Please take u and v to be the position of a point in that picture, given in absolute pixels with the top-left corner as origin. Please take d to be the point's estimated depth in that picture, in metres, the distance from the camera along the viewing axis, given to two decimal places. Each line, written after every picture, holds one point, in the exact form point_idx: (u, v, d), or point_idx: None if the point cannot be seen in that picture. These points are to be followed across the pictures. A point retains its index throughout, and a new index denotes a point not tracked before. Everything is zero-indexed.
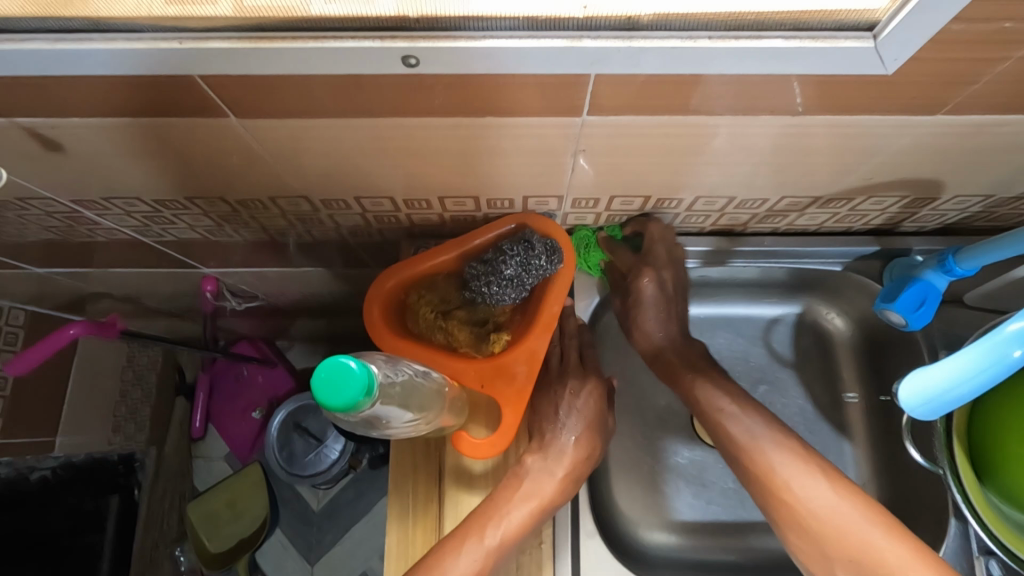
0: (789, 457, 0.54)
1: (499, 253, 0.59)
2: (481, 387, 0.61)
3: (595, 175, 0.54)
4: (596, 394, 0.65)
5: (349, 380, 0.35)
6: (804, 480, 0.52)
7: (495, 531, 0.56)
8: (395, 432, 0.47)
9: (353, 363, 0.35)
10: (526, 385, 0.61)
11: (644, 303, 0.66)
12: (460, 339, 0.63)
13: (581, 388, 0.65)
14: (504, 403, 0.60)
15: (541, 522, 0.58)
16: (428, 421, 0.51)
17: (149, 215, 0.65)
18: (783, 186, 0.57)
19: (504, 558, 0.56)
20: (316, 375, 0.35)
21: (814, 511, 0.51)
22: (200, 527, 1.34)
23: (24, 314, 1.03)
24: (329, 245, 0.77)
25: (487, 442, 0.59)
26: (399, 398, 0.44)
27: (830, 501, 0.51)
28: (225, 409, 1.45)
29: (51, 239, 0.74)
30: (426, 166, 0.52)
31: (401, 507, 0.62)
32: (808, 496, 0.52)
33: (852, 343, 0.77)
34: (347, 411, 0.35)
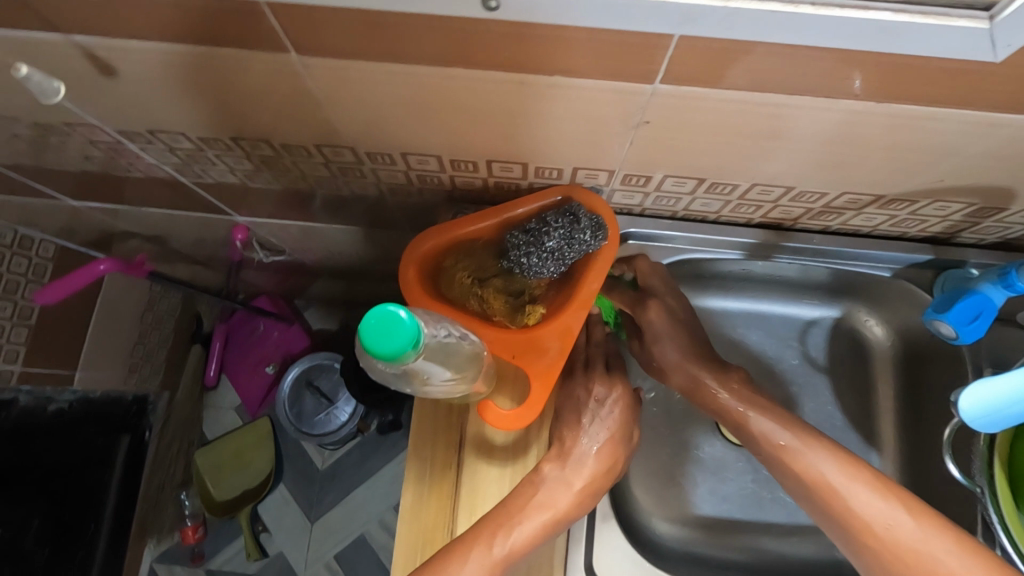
0: (832, 464, 0.54)
1: (543, 224, 0.58)
2: (512, 358, 0.59)
3: (652, 151, 0.52)
4: (624, 410, 0.61)
5: (399, 328, 0.34)
6: (852, 488, 0.52)
7: (502, 541, 0.54)
8: (429, 390, 0.46)
9: (404, 314, 0.34)
10: (558, 360, 0.59)
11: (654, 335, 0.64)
12: (495, 308, 0.61)
13: (607, 395, 0.61)
14: (533, 377, 0.59)
15: (554, 532, 0.57)
16: (459, 387, 0.50)
17: (192, 153, 0.64)
18: (847, 181, 0.54)
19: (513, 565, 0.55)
20: (365, 321, 0.34)
21: (861, 510, 0.51)
22: (207, 473, 1.40)
23: (53, 246, 1.10)
24: (365, 203, 0.76)
25: (512, 415, 0.58)
26: (438, 357, 0.43)
27: (885, 510, 0.51)
28: (239, 362, 1.47)
29: (89, 169, 0.74)
30: (480, 124, 0.50)
31: (417, 498, 0.61)
32: (855, 499, 0.52)
33: (890, 353, 0.74)
34: (393, 360, 0.34)
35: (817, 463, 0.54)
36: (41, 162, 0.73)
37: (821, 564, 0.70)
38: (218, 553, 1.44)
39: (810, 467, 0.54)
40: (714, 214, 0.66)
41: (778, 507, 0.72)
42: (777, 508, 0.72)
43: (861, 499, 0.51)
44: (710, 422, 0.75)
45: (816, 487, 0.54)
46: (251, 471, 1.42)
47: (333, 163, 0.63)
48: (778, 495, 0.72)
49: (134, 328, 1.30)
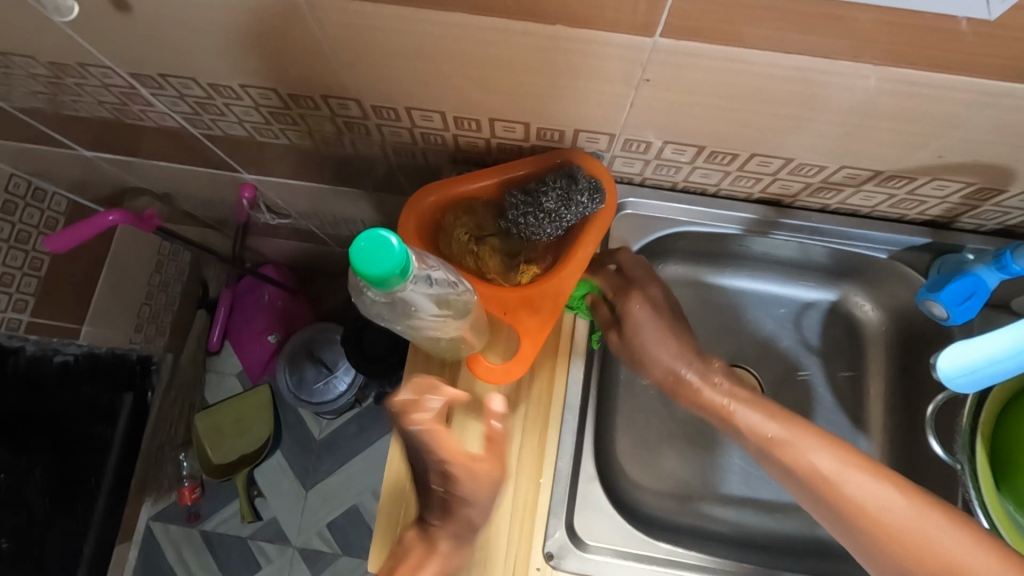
0: (769, 421, 0.57)
1: (542, 185, 0.59)
2: (503, 314, 0.60)
3: (652, 112, 0.52)
4: (469, 504, 0.54)
5: (387, 251, 0.37)
6: (803, 447, 0.54)
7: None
8: (416, 322, 0.48)
9: (395, 240, 0.37)
10: (549, 319, 0.60)
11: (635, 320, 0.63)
12: (490, 266, 0.62)
13: (454, 482, 0.53)
14: (524, 334, 0.60)
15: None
16: (447, 327, 0.51)
17: (201, 101, 0.65)
18: (847, 153, 0.55)
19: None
20: (356, 243, 0.37)
21: (815, 465, 0.52)
22: (206, 437, 1.42)
23: (66, 202, 1.16)
24: (370, 164, 0.77)
25: (503, 369, 0.59)
26: (421, 290, 0.44)
27: (832, 465, 0.52)
28: (243, 329, 1.49)
29: (103, 117, 0.75)
30: (483, 78, 0.51)
31: (398, 473, 0.62)
32: (804, 453, 0.53)
33: (884, 336, 0.75)
34: (378, 281, 0.38)
35: (760, 425, 0.57)
36: (56, 107, 0.75)
37: (805, 542, 0.70)
38: (214, 515, 1.47)
39: (756, 428, 0.57)
40: (713, 187, 0.66)
41: (764, 484, 0.72)
42: (764, 485, 0.73)
43: (811, 453, 0.53)
44: None
45: (758, 436, 0.57)
46: (249, 436, 1.44)
47: (340, 117, 0.64)
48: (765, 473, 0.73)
49: (142, 288, 1.33)
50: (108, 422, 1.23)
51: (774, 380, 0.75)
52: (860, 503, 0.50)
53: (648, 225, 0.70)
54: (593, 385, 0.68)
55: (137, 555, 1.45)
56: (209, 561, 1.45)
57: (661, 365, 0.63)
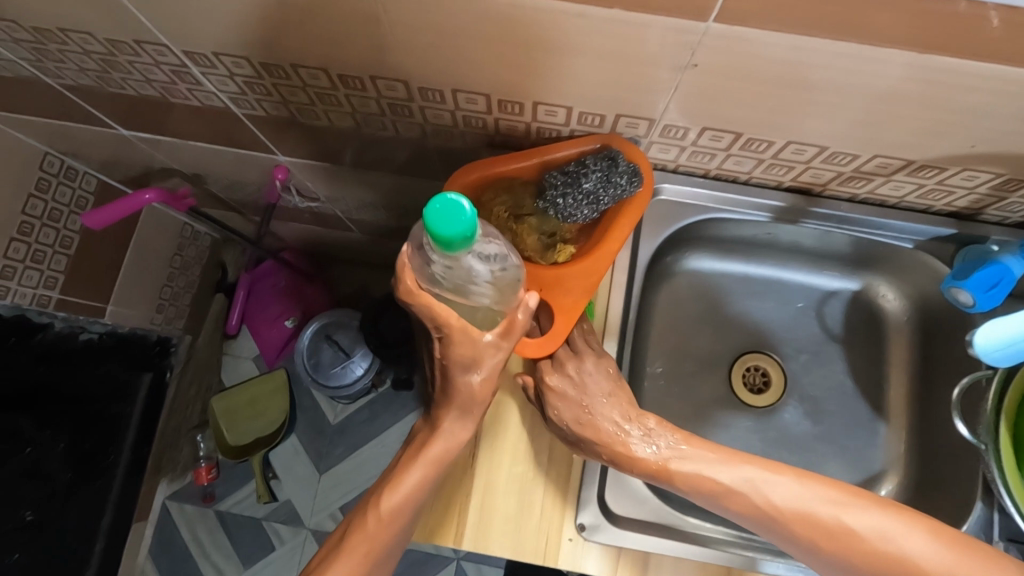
0: (718, 460, 0.56)
1: (581, 166, 0.61)
2: (539, 291, 0.62)
3: (694, 96, 0.54)
4: (468, 371, 0.55)
5: (457, 214, 0.39)
6: (763, 480, 0.53)
7: (389, 505, 0.57)
8: (464, 289, 0.50)
9: (466, 205, 0.39)
10: (581, 299, 0.62)
11: (557, 399, 0.60)
12: (527, 244, 0.65)
13: (452, 343, 0.52)
14: (557, 311, 0.62)
15: (439, 477, 0.59)
16: (492, 299, 0.52)
17: (250, 80, 0.67)
18: (882, 141, 0.56)
19: (399, 520, 0.57)
20: (431, 206, 0.39)
21: (775, 500, 0.53)
22: (222, 419, 1.42)
23: (95, 181, 1.18)
24: (406, 146, 0.79)
25: (538, 343, 0.61)
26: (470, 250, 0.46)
27: (791, 496, 0.52)
28: (260, 315, 1.51)
29: (147, 94, 0.77)
30: (532, 60, 0.53)
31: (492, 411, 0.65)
32: (766, 489, 0.53)
33: (905, 325, 0.76)
34: (445, 244, 0.40)
35: (710, 469, 0.55)
36: (103, 84, 0.77)
37: None
38: (229, 495, 1.49)
39: (703, 473, 0.55)
40: (745, 174, 0.68)
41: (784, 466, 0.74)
42: None
43: (773, 488, 0.53)
44: (724, 382, 0.77)
45: (709, 483, 0.55)
46: (265, 419, 1.44)
47: (384, 98, 0.66)
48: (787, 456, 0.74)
49: (163, 269, 1.36)
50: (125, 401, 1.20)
51: (794, 366, 0.77)
52: (825, 517, 0.51)
53: (679, 212, 0.72)
54: (626, 364, 0.70)
55: (153, 533, 1.47)
56: (224, 540, 1.47)
57: (598, 440, 0.59)
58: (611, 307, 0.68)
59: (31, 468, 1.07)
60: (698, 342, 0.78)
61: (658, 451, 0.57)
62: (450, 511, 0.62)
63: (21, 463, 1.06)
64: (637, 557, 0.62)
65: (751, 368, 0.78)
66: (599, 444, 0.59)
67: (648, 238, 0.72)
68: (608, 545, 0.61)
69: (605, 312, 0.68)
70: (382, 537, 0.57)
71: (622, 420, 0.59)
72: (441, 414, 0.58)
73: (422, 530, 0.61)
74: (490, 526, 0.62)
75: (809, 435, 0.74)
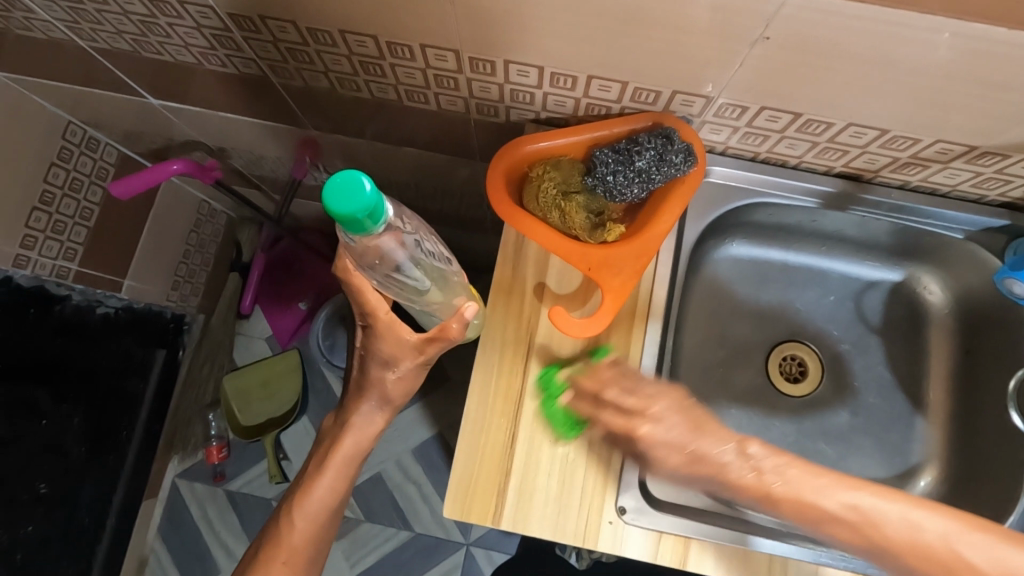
0: (833, 486, 0.52)
1: (634, 143, 0.60)
2: (588, 270, 0.61)
3: (758, 75, 0.53)
4: (382, 369, 0.61)
5: (357, 194, 0.41)
6: (873, 505, 0.51)
7: (304, 513, 0.64)
8: (402, 295, 0.56)
9: (367, 185, 0.41)
10: (631, 280, 0.61)
11: (658, 448, 0.57)
12: (575, 222, 0.63)
13: (374, 334, 0.59)
14: (606, 292, 0.61)
15: (352, 474, 0.66)
16: (434, 306, 0.58)
17: (293, 46, 0.66)
18: (947, 126, 0.55)
19: (316, 524, 0.64)
20: (330, 183, 0.41)
21: (889, 527, 0.50)
22: (234, 399, 1.41)
23: (116, 153, 1.16)
24: (443, 122, 0.77)
25: (582, 324, 0.61)
26: (409, 255, 0.51)
27: (907, 519, 0.50)
28: (277, 295, 1.51)
29: (182, 60, 0.76)
30: (594, 33, 0.51)
31: (468, 474, 0.62)
32: (883, 514, 0.51)
33: (947, 317, 0.75)
34: (346, 222, 0.42)
35: (817, 494, 0.52)
36: (139, 49, 0.75)
37: None
38: (239, 474, 1.47)
39: (806, 495, 0.53)
40: (796, 158, 0.67)
41: (820, 457, 0.72)
42: (820, 459, 0.72)
43: (889, 511, 0.50)
44: (760, 370, 0.76)
45: (812, 510, 0.52)
46: (277, 400, 1.42)
47: (431, 69, 0.64)
48: (822, 447, 0.73)
49: (180, 245, 1.34)
50: (141, 377, 1.23)
51: (831, 356, 0.76)
52: (834, 509, 0.52)
53: (726, 195, 0.71)
54: (668, 353, 0.68)
55: (160, 512, 1.45)
56: (232, 519, 1.45)
57: (710, 470, 0.56)
58: (655, 289, 0.67)
59: (48, 441, 1.03)
60: (737, 330, 0.77)
61: (760, 472, 0.54)
62: (486, 490, 0.61)
63: (38, 436, 1.02)
64: (678, 543, 0.61)
65: (787, 357, 0.77)
66: (710, 474, 0.56)
67: (695, 219, 0.71)
68: (649, 529, 0.60)
69: (648, 295, 0.67)
70: (301, 541, 0.64)
71: (722, 447, 0.56)
72: (350, 410, 0.65)
73: (455, 507, 0.61)
74: (528, 507, 0.61)
75: (846, 427, 0.74)
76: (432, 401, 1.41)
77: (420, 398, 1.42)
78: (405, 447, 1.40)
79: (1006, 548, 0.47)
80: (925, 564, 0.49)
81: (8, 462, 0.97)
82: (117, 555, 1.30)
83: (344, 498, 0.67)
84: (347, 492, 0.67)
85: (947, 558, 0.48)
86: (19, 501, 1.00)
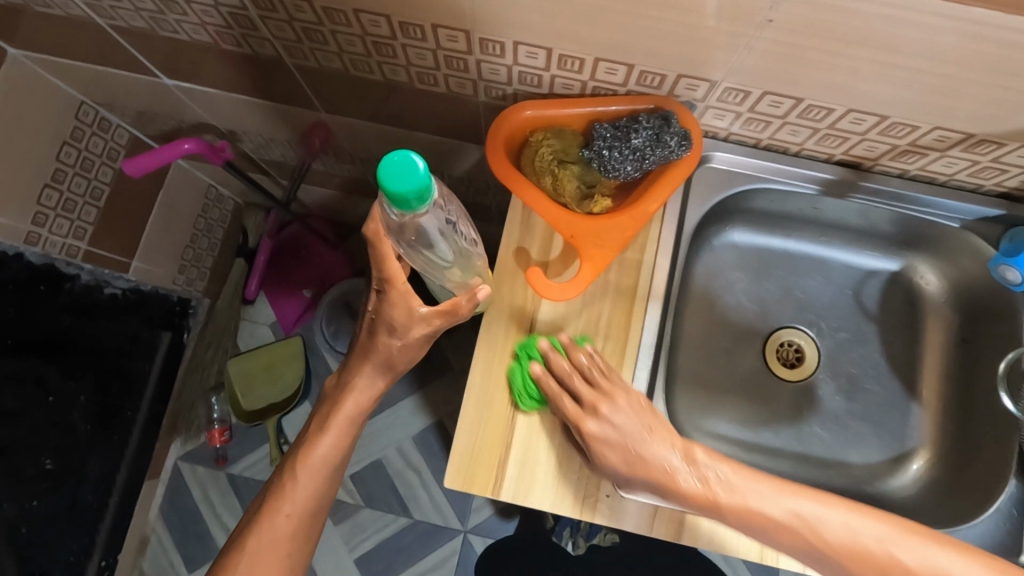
0: (768, 493, 0.56)
1: (633, 122, 0.62)
2: (570, 238, 0.64)
3: (759, 58, 0.54)
4: (389, 336, 0.63)
5: (411, 172, 0.45)
6: (814, 514, 0.54)
7: (307, 469, 0.66)
8: (423, 263, 0.58)
9: (420, 165, 0.45)
10: (611, 252, 0.64)
11: (601, 446, 0.58)
12: (565, 190, 0.65)
13: (387, 301, 0.60)
14: (585, 260, 0.63)
15: (354, 437, 0.68)
16: (452, 282, 0.61)
17: (308, 27, 0.67)
18: (945, 113, 0.56)
19: (317, 481, 0.66)
20: (387, 161, 0.45)
21: (829, 535, 0.54)
22: (237, 382, 1.41)
23: (127, 135, 1.18)
24: (452, 106, 0.79)
25: (558, 287, 0.62)
26: (438, 229, 0.54)
27: (842, 524, 0.54)
28: (282, 280, 1.53)
29: (199, 39, 0.77)
30: (603, 15, 0.53)
31: (469, 447, 0.63)
32: (821, 520, 0.54)
33: (944, 305, 0.77)
34: (397, 200, 0.46)
35: (756, 503, 0.55)
36: (156, 28, 0.77)
37: (850, 493, 0.72)
38: (241, 459, 1.48)
39: (746, 502, 0.55)
40: (797, 144, 0.69)
41: (816, 440, 0.74)
42: (816, 442, 0.74)
43: (829, 517, 0.54)
44: (758, 356, 0.78)
45: (751, 517, 0.55)
46: (280, 385, 1.43)
47: (442, 51, 0.66)
48: (817, 430, 0.74)
49: (188, 229, 1.36)
50: (148, 359, 1.25)
51: (828, 342, 0.78)
52: (745, 503, 0.55)
53: (729, 180, 0.72)
54: (667, 337, 0.70)
55: (163, 491, 1.47)
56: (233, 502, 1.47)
57: (649, 476, 0.57)
58: (658, 270, 0.68)
59: (52, 417, 1.05)
60: (737, 315, 0.78)
61: (705, 482, 0.56)
62: (487, 462, 0.63)
63: (43, 412, 1.03)
64: (674, 518, 0.62)
65: (785, 343, 0.78)
66: (648, 480, 0.57)
67: (699, 203, 0.72)
68: (646, 503, 0.62)
69: (650, 276, 0.68)
70: (302, 495, 0.65)
71: (670, 451, 0.57)
72: (352, 376, 0.66)
73: (458, 478, 0.62)
74: (528, 480, 0.62)
75: (842, 411, 0.75)
76: (434, 389, 1.43)
77: (422, 386, 1.44)
78: (405, 434, 1.42)
79: (893, 540, 0.53)
80: (818, 551, 0.54)
81: (13, 436, 0.99)
82: (120, 532, 1.31)
83: (347, 459, 0.69)
84: (347, 454, 0.68)
85: (837, 545, 0.54)
86: (25, 475, 1.02)
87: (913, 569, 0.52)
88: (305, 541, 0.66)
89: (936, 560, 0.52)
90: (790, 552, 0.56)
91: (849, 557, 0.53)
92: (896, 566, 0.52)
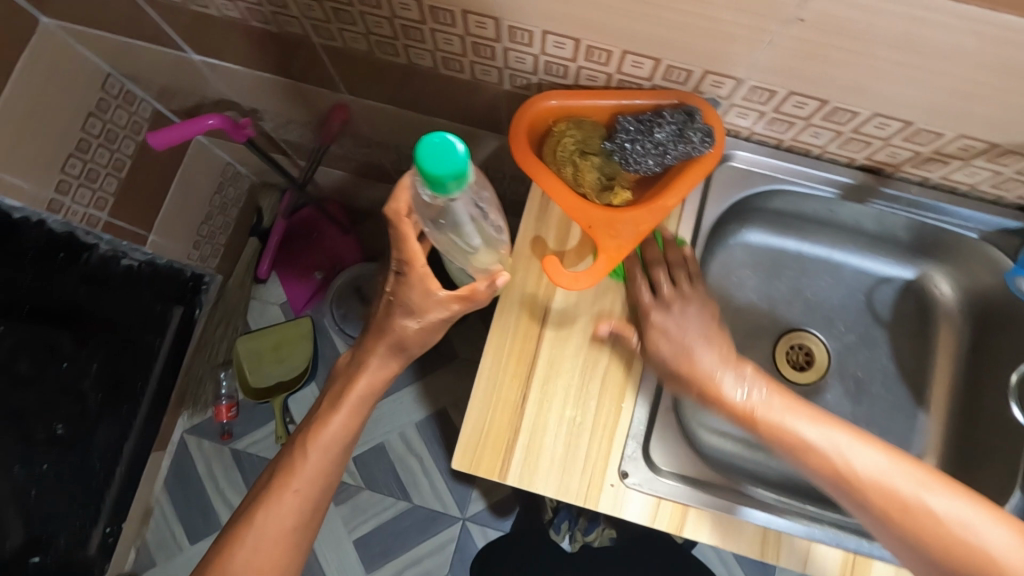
0: (812, 424, 0.59)
1: (658, 116, 0.62)
2: (588, 228, 0.64)
3: (787, 56, 0.54)
4: (407, 317, 0.64)
5: (449, 154, 0.45)
6: (851, 452, 0.58)
7: (317, 446, 0.67)
8: (448, 245, 0.59)
9: (458, 147, 0.46)
10: (628, 246, 0.64)
11: (658, 335, 0.63)
12: (585, 180, 0.65)
13: (406, 282, 0.61)
14: (601, 251, 0.64)
15: (361, 420, 0.69)
16: (475, 266, 0.62)
17: (338, 8, 0.68)
18: (971, 120, 0.56)
19: (325, 458, 0.67)
20: (425, 145, 0.46)
21: (860, 469, 0.57)
22: (247, 360, 1.44)
23: (150, 109, 1.19)
24: (474, 93, 0.79)
25: (573, 277, 0.62)
26: (469, 212, 0.54)
27: (876, 464, 0.57)
28: (293, 262, 1.54)
29: (228, 14, 0.78)
30: (633, 8, 0.53)
31: (477, 430, 0.64)
32: (855, 456, 0.57)
33: (956, 314, 0.77)
34: (434, 183, 0.47)
35: (795, 421, 0.60)
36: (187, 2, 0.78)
37: None
38: (246, 435, 1.50)
39: (788, 424, 0.60)
40: (818, 148, 0.69)
41: None
42: None
43: (862, 455, 0.57)
44: (766, 356, 0.78)
45: (791, 438, 0.59)
46: (287, 365, 1.44)
47: (470, 37, 0.66)
48: None
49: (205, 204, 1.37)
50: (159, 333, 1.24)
51: (837, 346, 0.78)
52: (786, 423, 0.60)
53: (747, 180, 0.72)
54: None
55: (169, 464, 1.49)
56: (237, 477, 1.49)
57: (692, 374, 0.63)
58: None
59: (64, 385, 1.04)
60: (749, 314, 0.78)
61: (749, 397, 0.61)
62: (495, 445, 0.64)
63: (55, 378, 1.02)
64: (678, 508, 0.63)
65: (796, 346, 0.78)
66: (689, 378, 0.63)
67: (716, 202, 0.72)
68: (649, 494, 0.63)
69: None
70: (309, 472, 0.67)
71: (721, 364, 0.62)
72: (366, 354, 0.67)
73: (464, 459, 0.63)
74: (534, 464, 0.63)
75: (848, 415, 0.75)
76: (441, 376, 1.45)
77: (428, 373, 1.45)
78: (410, 419, 1.43)
79: (927, 487, 0.55)
80: (846, 482, 0.57)
81: (27, 401, 0.98)
82: (125, 501, 1.32)
83: (356, 439, 0.70)
84: (354, 436, 0.70)
85: (867, 481, 0.56)
86: (35, 438, 1.01)
87: (938, 515, 0.54)
88: (311, 516, 0.68)
89: (959, 512, 0.54)
90: (825, 485, 0.59)
91: (875, 491, 0.56)
92: (920, 508, 0.54)
